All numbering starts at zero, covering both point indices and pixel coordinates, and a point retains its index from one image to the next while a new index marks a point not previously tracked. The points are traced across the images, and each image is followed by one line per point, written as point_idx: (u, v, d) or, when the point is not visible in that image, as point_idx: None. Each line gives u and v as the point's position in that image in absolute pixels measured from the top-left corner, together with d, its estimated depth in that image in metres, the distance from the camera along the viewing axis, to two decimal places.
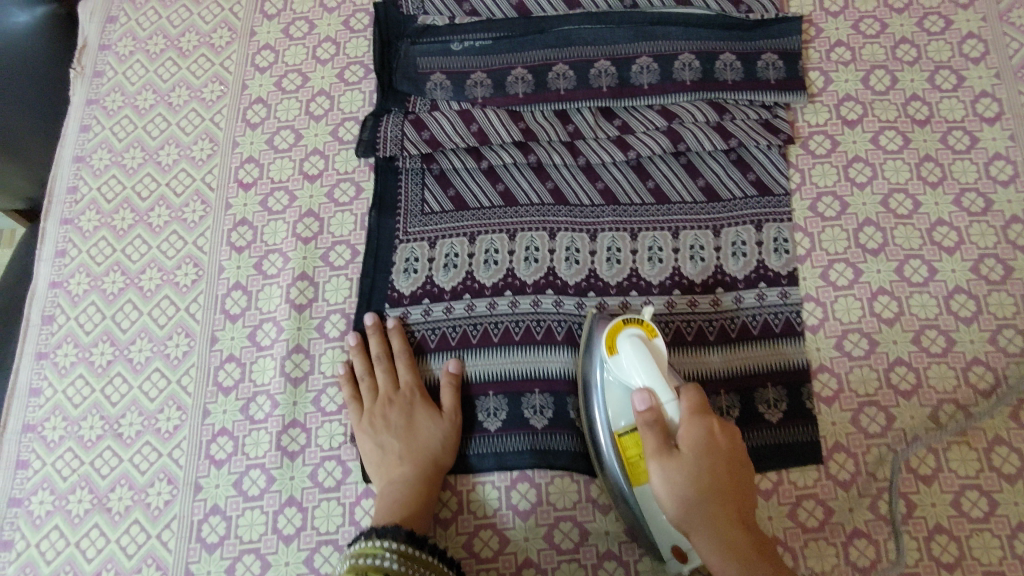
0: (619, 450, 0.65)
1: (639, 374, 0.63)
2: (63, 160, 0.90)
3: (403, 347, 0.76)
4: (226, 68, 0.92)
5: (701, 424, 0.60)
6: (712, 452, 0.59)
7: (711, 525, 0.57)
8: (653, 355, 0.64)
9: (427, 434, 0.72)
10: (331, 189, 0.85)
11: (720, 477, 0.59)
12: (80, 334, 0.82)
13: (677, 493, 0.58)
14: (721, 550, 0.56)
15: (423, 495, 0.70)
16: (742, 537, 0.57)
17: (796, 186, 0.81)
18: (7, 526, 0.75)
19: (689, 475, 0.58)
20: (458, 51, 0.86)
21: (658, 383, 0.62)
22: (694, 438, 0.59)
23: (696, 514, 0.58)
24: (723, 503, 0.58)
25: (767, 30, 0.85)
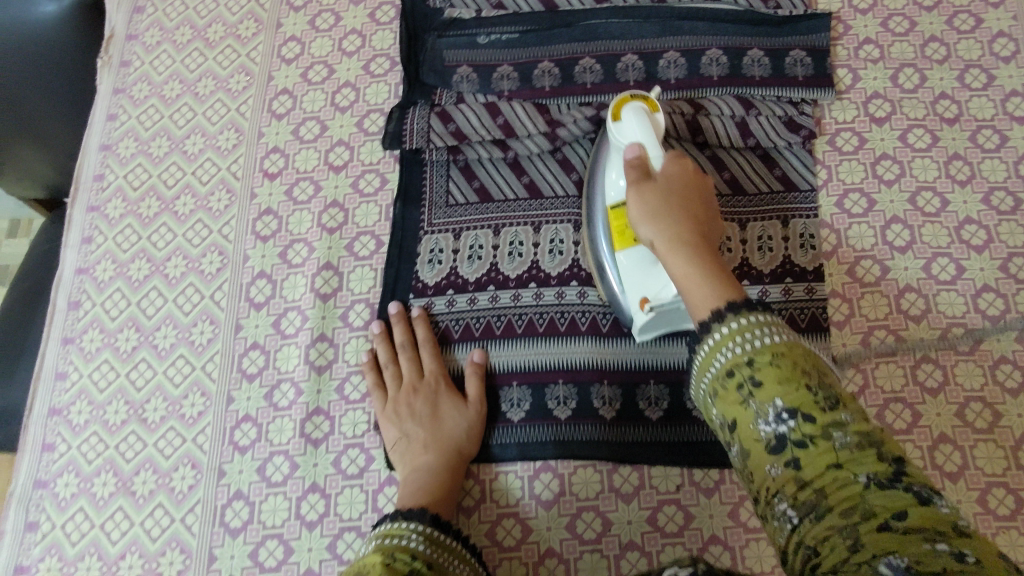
0: (610, 217, 0.70)
1: (634, 131, 0.67)
2: (90, 149, 0.91)
3: (428, 336, 0.77)
4: (252, 59, 0.93)
5: (679, 166, 0.63)
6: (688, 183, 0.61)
7: (665, 226, 0.58)
8: (651, 121, 0.67)
9: (451, 422, 0.72)
10: (356, 179, 0.86)
11: (688, 203, 0.60)
12: (106, 320, 0.82)
13: (643, 204, 0.60)
14: (669, 241, 0.57)
15: (448, 482, 0.70)
16: (700, 241, 0.57)
17: (822, 182, 0.81)
18: (32, 508, 0.75)
19: (653, 195, 0.60)
20: (485, 45, 0.87)
21: (647, 134, 0.66)
22: (669, 173, 0.62)
23: (660, 220, 0.59)
24: (688, 219, 0.59)
25: (796, 27, 0.85)
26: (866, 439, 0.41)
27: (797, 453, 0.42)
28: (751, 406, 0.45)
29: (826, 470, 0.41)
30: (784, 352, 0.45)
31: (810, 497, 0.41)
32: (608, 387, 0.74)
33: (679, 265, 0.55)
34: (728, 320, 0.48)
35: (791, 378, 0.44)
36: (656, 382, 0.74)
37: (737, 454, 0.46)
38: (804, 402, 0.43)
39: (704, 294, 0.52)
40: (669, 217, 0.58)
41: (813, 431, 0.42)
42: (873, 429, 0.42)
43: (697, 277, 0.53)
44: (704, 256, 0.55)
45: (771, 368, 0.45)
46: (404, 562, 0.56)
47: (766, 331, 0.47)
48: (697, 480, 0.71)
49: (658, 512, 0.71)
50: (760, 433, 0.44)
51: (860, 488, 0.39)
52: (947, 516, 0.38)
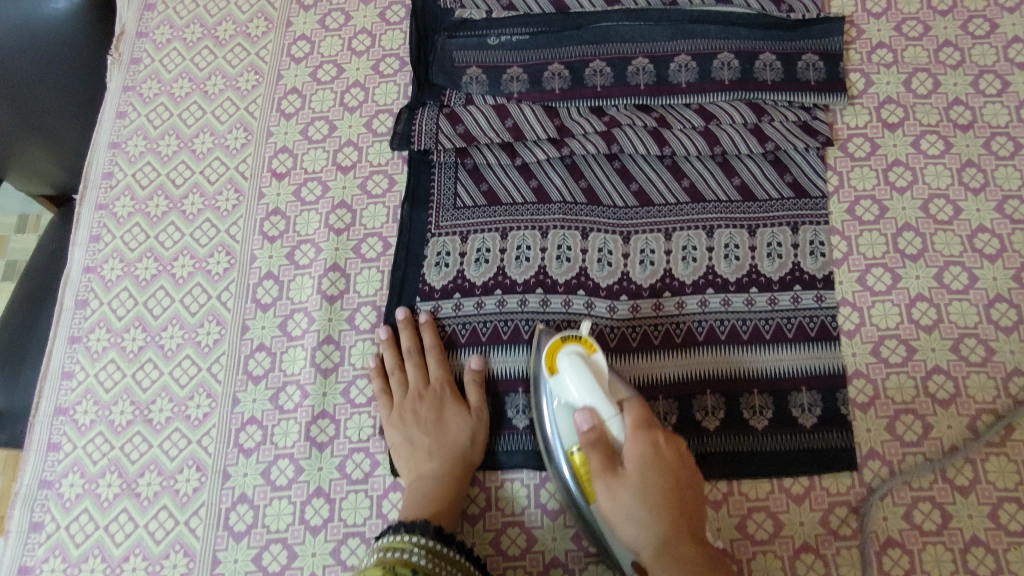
0: (576, 474, 0.64)
1: (580, 392, 0.62)
2: (99, 146, 0.91)
3: (434, 342, 0.76)
4: (262, 57, 0.93)
5: (642, 441, 0.59)
6: (660, 466, 0.58)
7: (668, 552, 0.56)
8: (591, 368, 0.63)
9: (454, 429, 0.72)
10: (364, 180, 0.85)
11: (669, 494, 0.57)
12: (112, 319, 0.82)
13: (622, 509, 0.57)
14: (673, 562, 0.55)
15: (452, 491, 0.69)
16: (692, 549, 0.56)
17: (833, 189, 0.80)
18: (37, 508, 0.75)
19: (632, 498, 0.57)
20: (495, 45, 0.86)
21: (598, 401, 0.62)
22: (634, 454, 0.58)
23: (645, 527, 0.56)
24: (677, 522, 0.57)
25: (809, 30, 0.83)
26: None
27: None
28: None
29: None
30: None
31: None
32: None
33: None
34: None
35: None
36: (664, 396, 0.74)
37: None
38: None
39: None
40: (656, 526, 0.56)
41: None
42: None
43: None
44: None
45: None
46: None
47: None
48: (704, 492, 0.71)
49: None
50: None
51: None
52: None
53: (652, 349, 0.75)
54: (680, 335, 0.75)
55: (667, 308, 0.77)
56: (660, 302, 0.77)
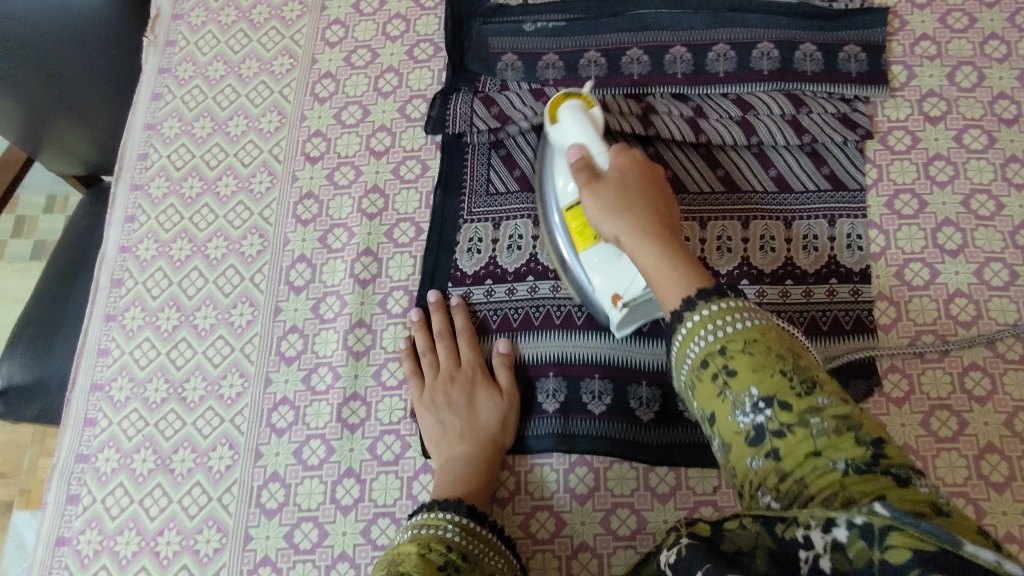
0: (566, 218, 0.72)
1: (573, 130, 0.70)
2: (135, 127, 0.92)
3: (467, 326, 0.77)
4: (296, 42, 0.93)
5: (626, 163, 0.66)
6: (636, 179, 0.65)
7: (631, 226, 0.61)
8: (589, 117, 0.70)
9: (485, 412, 0.72)
10: (397, 165, 0.85)
11: (644, 196, 0.64)
12: (148, 299, 0.83)
13: (600, 204, 0.64)
14: (632, 239, 0.61)
15: (483, 473, 0.70)
16: (654, 227, 0.61)
17: (872, 181, 0.79)
18: (74, 481, 0.77)
19: (610, 197, 0.64)
20: (531, 32, 0.86)
21: (592, 139, 0.69)
22: (617, 171, 0.66)
23: (617, 215, 0.62)
24: (645, 214, 0.63)
25: (851, 21, 0.83)
26: (841, 422, 0.44)
27: (774, 442, 0.45)
28: (728, 395, 0.48)
29: (805, 460, 0.44)
30: (763, 338, 0.48)
31: (790, 486, 0.44)
32: (646, 388, 0.74)
33: (649, 259, 0.59)
34: (697, 307, 0.51)
35: (763, 368, 0.47)
36: None
37: (719, 443, 0.49)
38: (779, 389, 0.46)
39: (673, 283, 0.55)
40: (624, 214, 0.62)
41: (789, 418, 0.45)
42: (850, 414, 0.45)
43: (666, 267, 0.57)
44: (665, 247, 0.59)
45: (743, 356, 0.48)
46: (439, 555, 0.57)
47: (738, 317, 0.50)
48: None
49: (695, 512, 0.70)
50: (739, 424, 0.47)
51: (838, 475, 0.42)
52: (926, 496, 0.40)
53: None
54: None
55: None
56: None
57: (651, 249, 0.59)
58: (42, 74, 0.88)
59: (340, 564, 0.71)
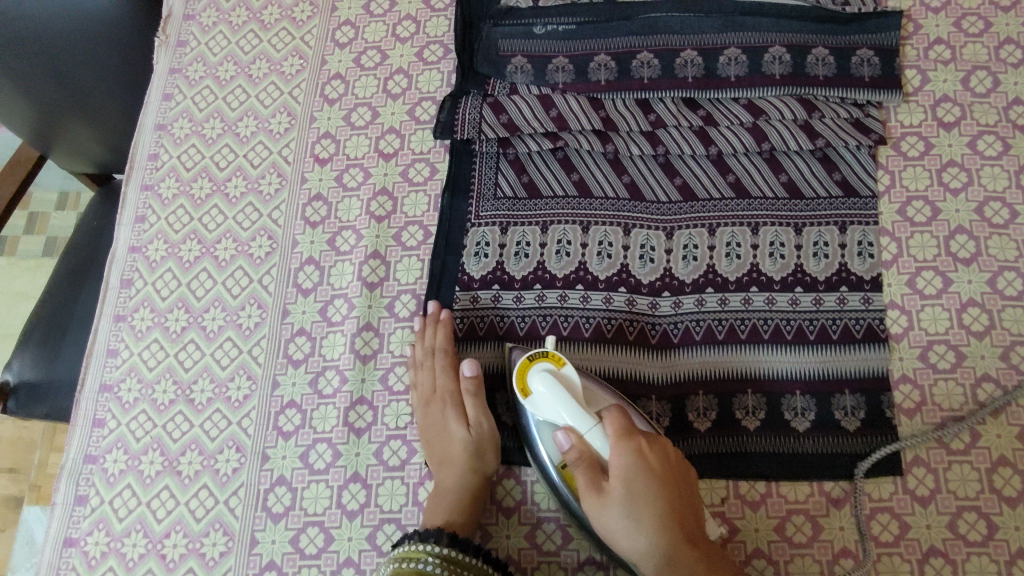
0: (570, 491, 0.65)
1: (559, 413, 0.63)
2: (145, 127, 0.92)
3: (445, 344, 0.75)
4: (306, 42, 0.93)
5: (627, 454, 0.60)
6: (646, 473, 0.60)
7: (665, 559, 0.58)
8: (568, 393, 0.64)
9: (455, 443, 0.71)
10: (405, 168, 0.85)
11: (662, 504, 0.59)
12: (156, 300, 0.84)
13: (612, 517, 0.59)
14: (666, 571, 0.57)
15: (453, 502, 0.68)
16: (688, 552, 0.58)
17: (884, 188, 0.78)
18: (82, 481, 0.77)
19: (624, 513, 0.59)
20: (541, 35, 0.85)
21: (575, 416, 0.63)
22: (622, 472, 0.60)
23: (641, 534, 0.58)
24: (672, 527, 0.59)
25: (865, 25, 0.81)
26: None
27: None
28: None
29: None
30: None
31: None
32: (655, 401, 0.73)
33: None
34: None
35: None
36: (704, 394, 0.73)
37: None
38: None
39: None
40: (652, 544, 0.58)
41: None
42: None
43: None
44: None
45: None
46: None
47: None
48: (742, 493, 0.70)
49: None
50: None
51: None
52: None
53: (695, 346, 0.74)
54: (723, 333, 0.74)
55: (709, 304, 0.75)
56: (702, 298, 0.76)
57: None
58: (52, 71, 0.88)
59: (346, 570, 0.71)
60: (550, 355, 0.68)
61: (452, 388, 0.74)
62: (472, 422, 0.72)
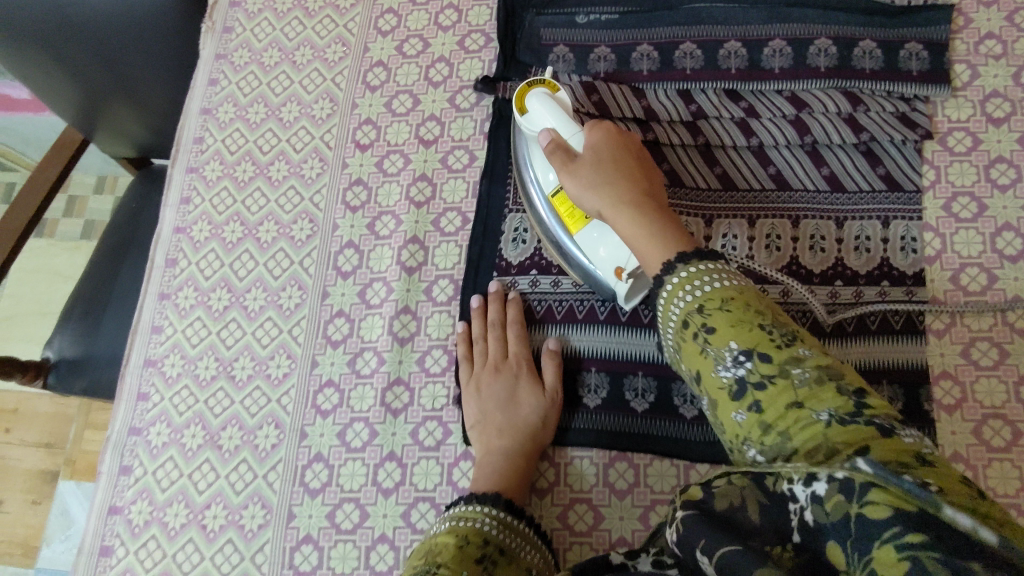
0: (555, 205, 0.71)
1: (544, 118, 0.69)
2: (191, 111, 0.94)
3: (518, 316, 0.77)
4: (349, 30, 0.94)
5: (599, 136, 0.66)
6: (613, 152, 0.64)
7: (618, 202, 0.60)
8: (557, 103, 0.70)
9: (527, 410, 0.72)
10: (445, 155, 0.86)
11: (625, 171, 0.63)
12: (200, 279, 0.86)
13: (581, 182, 0.63)
14: (617, 213, 0.60)
15: (521, 467, 0.70)
16: (639, 197, 0.60)
17: (929, 183, 0.77)
18: (127, 453, 0.80)
19: (590, 176, 0.63)
20: (583, 24, 0.85)
21: (561, 122, 0.68)
22: (593, 149, 0.65)
23: (603, 191, 0.62)
24: (629, 186, 0.61)
25: (914, 19, 0.81)
26: (824, 369, 0.46)
27: (757, 394, 0.47)
28: (712, 352, 0.50)
29: (786, 408, 0.45)
30: (741, 296, 0.50)
31: (776, 438, 0.45)
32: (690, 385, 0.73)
33: (635, 230, 0.58)
34: (678, 269, 0.53)
35: (742, 319, 0.49)
36: None
37: (708, 403, 0.51)
38: (758, 343, 0.48)
39: (659, 251, 0.55)
40: (610, 195, 0.61)
41: (768, 369, 0.47)
42: (831, 363, 0.47)
43: (649, 235, 0.57)
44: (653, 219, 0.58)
45: (722, 312, 0.50)
46: (475, 548, 0.58)
47: (723, 276, 0.52)
48: None
49: None
50: (722, 379, 0.49)
51: (822, 426, 0.44)
52: (912, 446, 0.41)
53: None
54: None
55: None
56: None
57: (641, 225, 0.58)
58: (104, 56, 0.90)
59: (380, 545, 0.72)
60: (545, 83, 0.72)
61: (526, 356, 0.75)
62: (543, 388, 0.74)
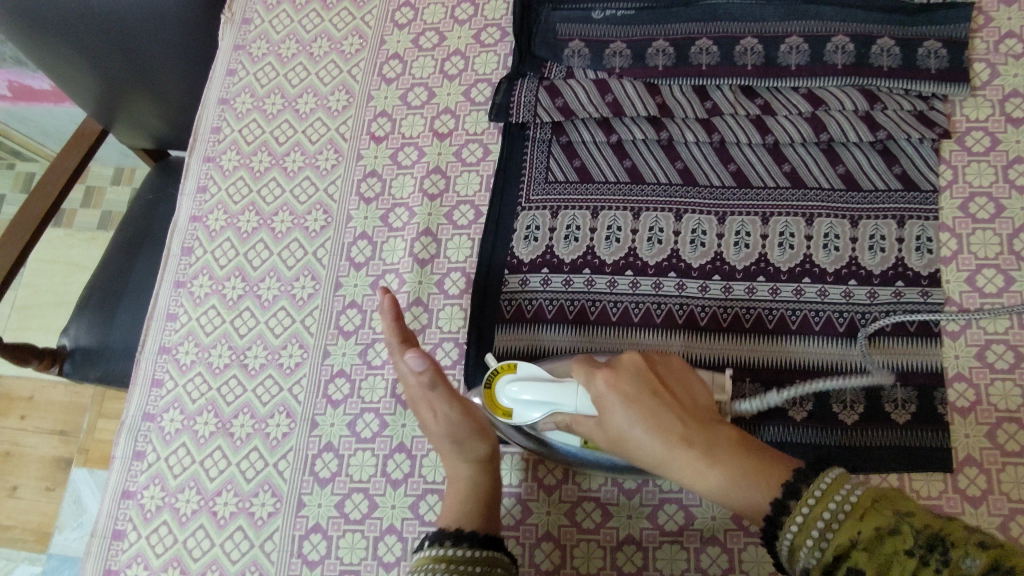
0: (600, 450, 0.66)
1: (540, 407, 0.64)
2: (209, 101, 0.95)
3: (392, 340, 0.67)
4: (367, 22, 0.95)
5: (604, 390, 0.59)
6: (630, 399, 0.57)
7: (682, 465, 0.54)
8: (532, 380, 0.65)
9: (438, 437, 0.67)
10: (459, 148, 0.86)
11: (660, 411, 0.57)
12: (215, 268, 0.86)
13: (633, 442, 0.57)
14: (689, 476, 0.54)
15: (458, 496, 0.66)
16: (694, 432, 0.55)
17: (946, 183, 0.77)
18: (140, 438, 0.80)
19: (636, 439, 0.56)
20: (599, 20, 0.86)
21: (560, 398, 0.62)
22: (614, 409, 0.58)
23: (657, 450, 0.56)
24: (676, 424, 0.56)
25: (933, 16, 0.80)
26: (994, 574, 0.40)
27: None
28: None
29: None
30: (867, 514, 0.44)
31: None
32: None
33: (709, 484, 0.53)
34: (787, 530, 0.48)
35: (885, 551, 0.43)
36: (751, 382, 0.73)
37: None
38: (919, 572, 0.42)
39: (743, 491, 0.51)
40: (670, 458, 0.55)
41: None
42: (994, 555, 0.41)
43: (727, 482, 0.52)
44: (727, 462, 0.53)
45: (861, 556, 0.44)
46: None
47: (834, 495, 0.46)
48: None
49: (744, 510, 0.70)
50: None
51: None
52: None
53: (744, 333, 0.74)
54: (772, 322, 0.74)
55: (760, 293, 0.75)
56: (753, 286, 0.75)
57: (714, 470, 0.53)
58: (126, 42, 0.91)
59: (388, 536, 0.73)
60: (499, 369, 0.68)
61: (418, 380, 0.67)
62: (440, 411, 0.66)
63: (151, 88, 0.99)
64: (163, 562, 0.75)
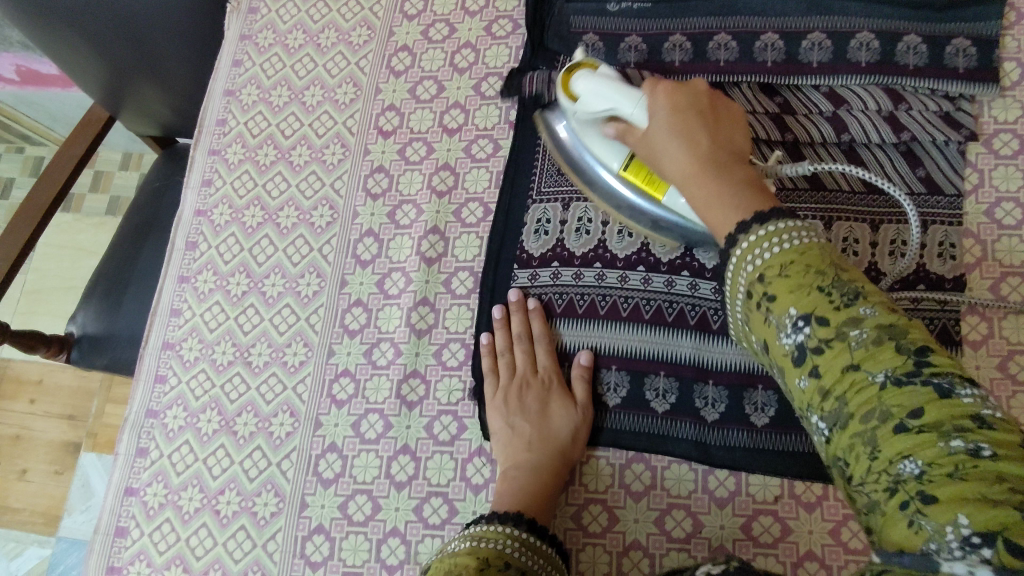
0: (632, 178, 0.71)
1: (601, 100, 0.67)
2: (214, 92, 0.93)
3: (546, 333, 0.74)
4: (375, 13, 0.92)
5: (657, 105, 0.63)
6: (675, 113, 0.62)
7: (688, 176, 0.59)
8: (604, 78, 0.68)
9: (558, 428, 0.71)
10: (468, 144, 0.84)
11: (698, 130, 0.61)
12: (219, 263, 0.85)
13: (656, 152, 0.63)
14: (684, 180, 0.59)
15: (544, 489, 0.67)
16: (711, 155, 0.59)
17: (971, 187, 0.74)
18: (144, 434, 0.80)
19: (664, 151, 0.62)
20: (614, 12, 0.83)
21: (620, 98, 0.66)
22: (655, 120, 0.63)
23: (676, 152, 0.60)
24: (703, 147, 0.59)
25: (963, 12, 0.77)
26: (882, 332, 0.43)
27: (818, 361, 0.45)
28: (775, 320, 0.48)
29: (843, 374, 0.44)
30: (809, 258, 0.48)
31: (834, 404, 0.44)
32: (712, 388, 0.71)
33: (700, 195, 0.58)
34: (754, 230, 0.51)
35: (799, 283, 0.47)
36: (765, 388, 0.70)
37: (775, 367, 0.50)
38: (816, 305, 0.46)
39: (723, 214, 0.55)
40: (682, 164, 0.60)
41: (830, 333, 0.45)
42: (896, 321, 0.44)
43: (715, 197, 0.56)
44: (725, 182, 0.57)
45: (778, 279, 0.48)
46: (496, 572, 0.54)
47: (790, 238, 0.49)
48: (798, 493, 0.68)
49: (753, 520, 0.68)
50: (785, 346, 0.47)
51: (877, 389, 0.42)
52: (969, 408, 0.40)
53: None
54: None
55: None
56: None
57: (709, 185, 0.57)
58: (130, 36, 0.90)
59: (392, 539, 0.72)
60: (583, 63, 0.71)
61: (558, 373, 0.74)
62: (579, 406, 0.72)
63: (157, 78, 0.97)
64: (166, 559, 0.75)
